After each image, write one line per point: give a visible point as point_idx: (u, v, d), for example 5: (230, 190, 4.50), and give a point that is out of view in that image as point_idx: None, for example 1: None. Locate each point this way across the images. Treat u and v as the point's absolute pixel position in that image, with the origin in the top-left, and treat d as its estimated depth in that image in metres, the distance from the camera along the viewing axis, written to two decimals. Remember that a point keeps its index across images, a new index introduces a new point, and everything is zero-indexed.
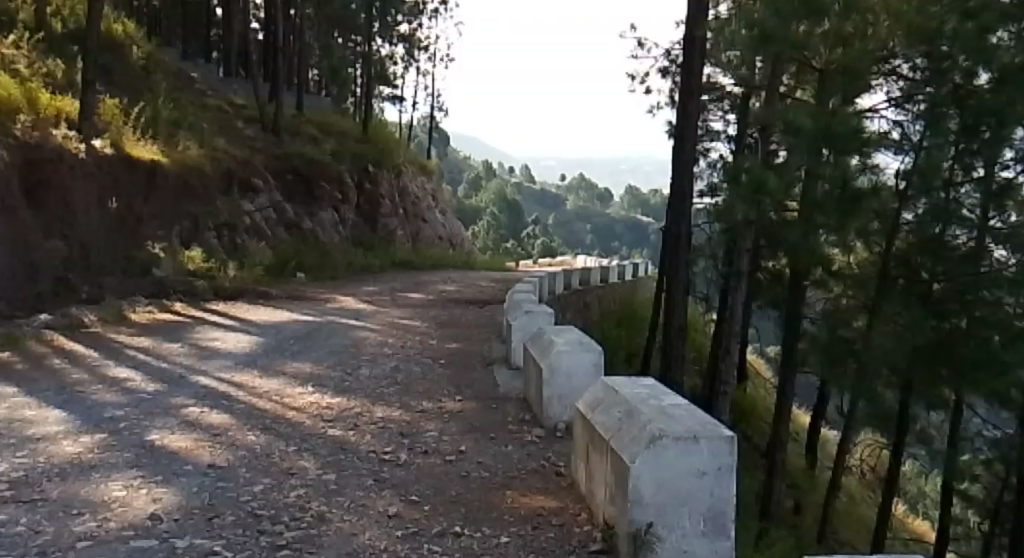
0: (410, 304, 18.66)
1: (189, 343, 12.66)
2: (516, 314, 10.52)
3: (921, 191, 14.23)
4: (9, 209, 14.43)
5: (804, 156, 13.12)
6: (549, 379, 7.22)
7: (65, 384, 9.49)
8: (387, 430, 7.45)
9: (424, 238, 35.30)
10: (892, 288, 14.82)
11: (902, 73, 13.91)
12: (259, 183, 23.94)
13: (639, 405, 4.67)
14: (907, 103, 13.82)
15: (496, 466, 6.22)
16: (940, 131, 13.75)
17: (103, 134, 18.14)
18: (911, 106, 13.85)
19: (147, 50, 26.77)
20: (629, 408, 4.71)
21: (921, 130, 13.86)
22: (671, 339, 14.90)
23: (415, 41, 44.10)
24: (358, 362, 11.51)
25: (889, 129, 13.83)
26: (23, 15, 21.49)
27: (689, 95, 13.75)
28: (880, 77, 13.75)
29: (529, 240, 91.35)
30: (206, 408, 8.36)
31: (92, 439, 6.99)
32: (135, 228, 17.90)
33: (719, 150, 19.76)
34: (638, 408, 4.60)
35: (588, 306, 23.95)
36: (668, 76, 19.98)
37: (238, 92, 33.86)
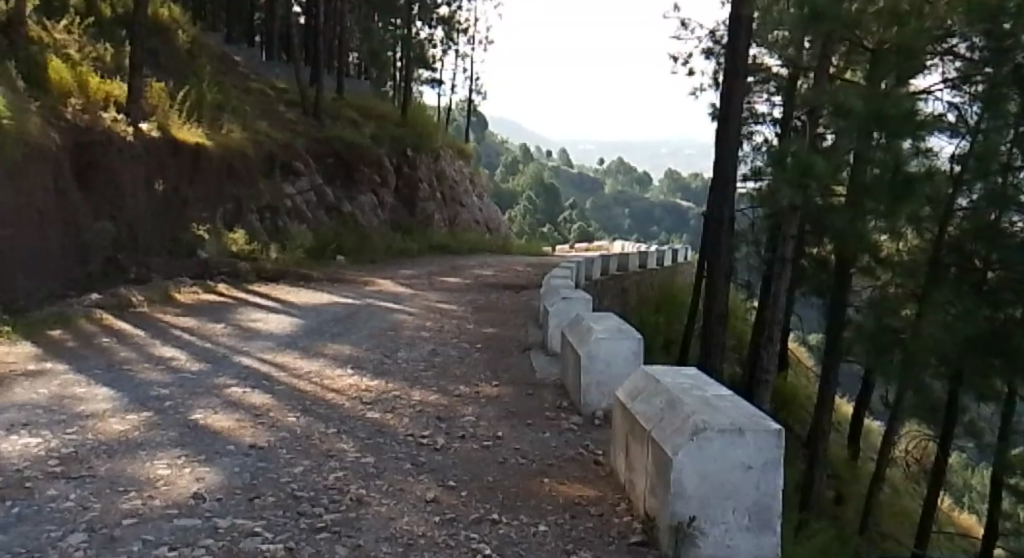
0: (448, 288, 18.72)
1: (231, 324, 12.82)
2: (554, 299, 10.48)
3: (978, 175, 13.71)
4: (64, 191, 14.64)
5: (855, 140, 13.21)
6: (588, 367, 7.20)
7: (112, 362, 9.66)
8: (425, 413, 7.49)
9: (462, 222, 35.37)
10: (944, 276, 14.75)
11: (960, 53, 13.70)
12: (300, 166, 24.10)
13: (682, 395, 4.65)
14: (964, 84, 13.76)
15: (534, 453, 6.22)
16: (1000, 113, 13.36)
17: (150, 117, 18.37)
18: (968, 87, 13.77)
19: (191, 33, 27.05)
20: (671, 399, 4.68)
21: (978, 113, 13.72)
22: (711, 327, 14.80)
23: (454, 24, 44.05)
24: (396, 345, 11.57)
25: (944, 112, 13.73)
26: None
27: (734, 78, 13.69)
28: (936, 57, 13.63)
29: (566, 225, 91.11)
30: (248, 388, 8.47)
31: (137, 417, 7.11)
32: (181, 210, 18.13)
33: (764, 134, 19.58)
34: (680, 399, 4.58)
35: (626, 292, 23.87)
36: (712, 57, 19.80)
37: (280, 76, 34.13)
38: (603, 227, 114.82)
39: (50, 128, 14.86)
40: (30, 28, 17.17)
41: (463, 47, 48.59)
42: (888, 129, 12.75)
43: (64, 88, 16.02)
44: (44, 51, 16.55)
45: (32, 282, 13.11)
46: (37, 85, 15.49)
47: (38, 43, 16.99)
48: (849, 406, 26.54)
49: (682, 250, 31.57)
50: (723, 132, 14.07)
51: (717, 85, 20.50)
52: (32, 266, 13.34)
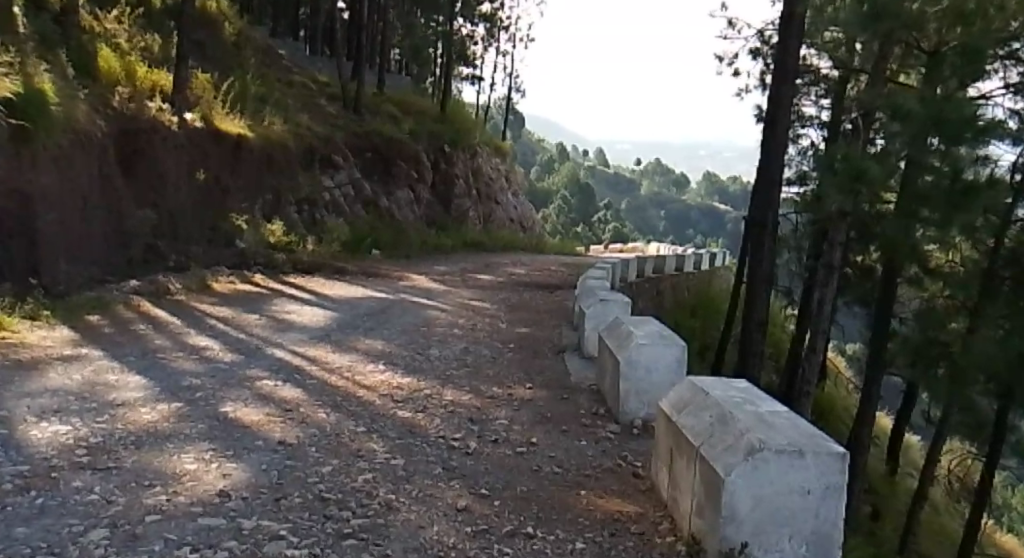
0: (481, 285, 18.57)
1: (266, 315, 12.76)
2: (590, 300, 10.24)
3: None
4: (109, 178, 14.66)
5: (909, 145, 12.73)
6: (627, 374, 6.99)
7: (146, 350, 9.60)
8: (457, 414, 7.32)
9: (497, 219, 35.22)
10: (999, 291, 14.61)
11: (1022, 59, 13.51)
12: (340, 160, 24.04)
13: (733, 410, 4.52)
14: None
15: (570, 462, 6.04)
16: None
17: (194, 107, 18.38)
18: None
19: (237, 25, 27.15)
20: (721, 412, 4.55)
21: None
22: (750, 334, 14.50)
23: (496, 21, 43.82)
24: (428, 342, 11.41)
25: (1007, 119, 13.34)
26: None
27: (784, 79, 13.44)
28: (998, 61, 13.35)
29: (601, 225, 90.57)
30: (279, 381, 8.36)
31: (167, 407, 6.99)
32: (221, 199, 18.12)
33: (810, 138, 19.22)
34: (732, 414, 4.45)
35: (662, 295, 23.57)
36: (760, 57, 19.46)
37: (322, 70, 34.15)
38: (638, 228, 114.16)
39: (97, 115, 14.87)
40: (81, 15, 17.26)
41: (504, 44, 48.38)
42: (946, 134, 12.25)
43: (112, 76, 16.09)
44: (93, 39, 16.60)
45: (75, 268, 13.13)
46: (85, 72, 15.52)
47: (87, 30, 17.07)
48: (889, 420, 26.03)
49: (719, 254, 31.14)
50: (770, 136, 13.76)
51: (764, 87, 20.16)
52: (76, 251, 13.36)
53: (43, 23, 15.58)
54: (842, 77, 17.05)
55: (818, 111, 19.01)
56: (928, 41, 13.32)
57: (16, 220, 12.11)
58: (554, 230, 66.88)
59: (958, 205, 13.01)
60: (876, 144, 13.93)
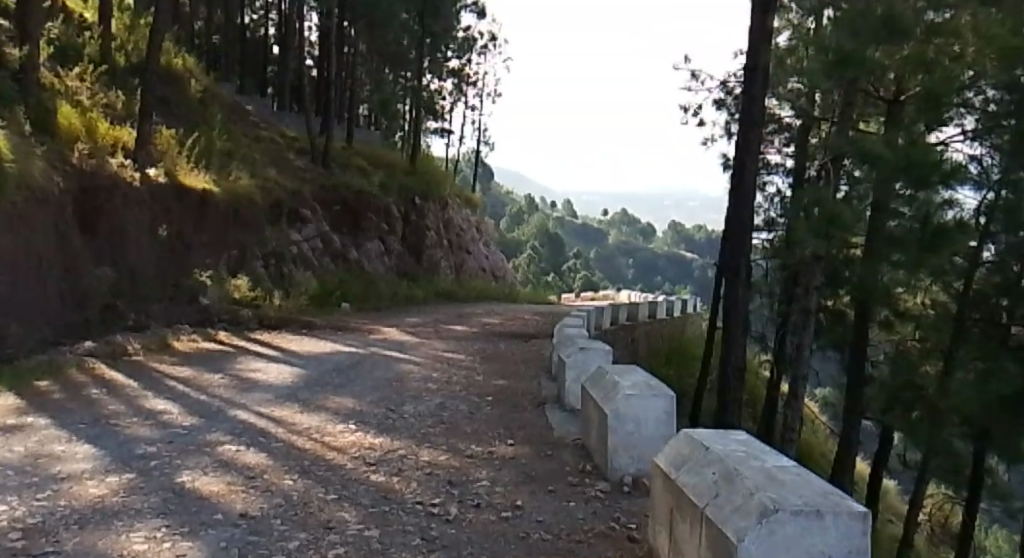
0: (454, 337, 18.09)
1: (230, 374, 12.18)
2: (572, 350, 9.78)
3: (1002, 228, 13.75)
4: (66, 236, 14.11)
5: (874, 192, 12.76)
6: (615, 427, 6.56)
7: (99, 416, 9.01)
8: (435, 476, 6.82)
9: (468, 270, 34.86)
10: (969, 334, 14.77)
11: (976, 106, 13.17)
12: (307, 214, 23.56)
13: (740, 468, 3.99)
14: (985, 136, 13.33)
15: (559, 527, 5.54)
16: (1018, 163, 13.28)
17: (157, 163, 17.91)
18: (989, 138, 13.37)
19: (202, 82, 26.79)
20: (728, 471, 4.02)
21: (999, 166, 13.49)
22: (730, 379, 14.14)
23: (463, 74, 43.85)
24: (402, 398, 10.88)
25: (968, 164, 13.21)
26: (88, 47, 21.38)
27: (753, 125, 13.29)
28: (955, 110, 13.09)
29: (571, 274, 90.56)
30: (243, 446, 7.81)
31: (118, 480, 6.44)
32: (184, 255, 17.55)
33: (777, 185, 19.00)
34: (740, 472, 3.91)
35: (637, 342, 23.20)
36: (723, 107, 19.38)
37: (289, 125, 33.81)
38: (607, 276, 114.38)
39: (55, 172, 14.38)
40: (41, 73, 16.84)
41: (472, 98, 48.48)
42: (914, 178, 12.18)
43: (72, 132, 15.61)
44: (53, 95, 16.17)
45: (29, 330, 12.49)
46: (45, 128, 15.06)
47: (47, 87, 16.63)
48: (868, 466, 25.71)
49: (693, 300, 30.93)
50: (741, 182, 13.54)
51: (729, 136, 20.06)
52: (30, 312, 12.73)
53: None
54: (806, 124, 16.94)
55: (782, 159, 18.83)
56: (888, 89, 13.38)
57: None
58: (524, 279, 66.72)
59: (931, 248, 12.92)
60: (842, 189, 13.53)
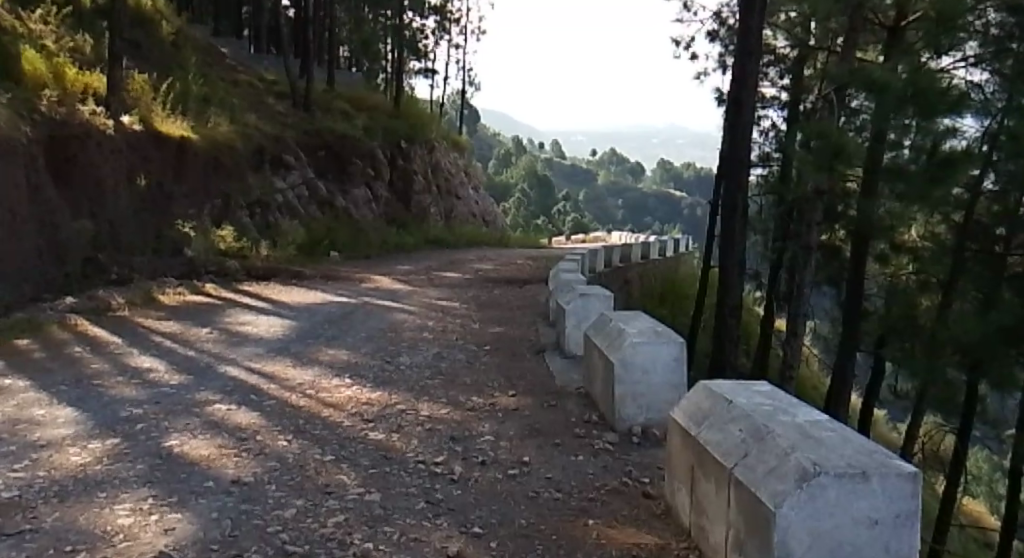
0: (447, 283, 17.76)
1: (218, 328, 11.88)
2: (570, 296, 9.45)
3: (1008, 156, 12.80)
4: (38, 187, 13.64)
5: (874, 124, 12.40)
6: (622, 377, 6.22)
7: (81, 376, 8.72)
8: (436, 433, 6.53)
9: (458, 214, 34.42)
10: (966, 264, 14.41)
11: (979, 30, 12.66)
12: (291, 160, 23.04)
13: (770, 423, 3.71)
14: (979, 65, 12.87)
15: (570, 484, 5.26)
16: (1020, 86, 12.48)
17: (132, 109, 17.34)
18: (983, 67, 12.89)
19: (176, 26, 25.98)
20: (755, 427, 3.74)
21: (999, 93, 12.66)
22: (726, 318, 13.89)
23: (446, 13, 42.79)
24: (397, 349, 10.60)
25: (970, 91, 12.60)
26: None
27: (750, 55, 12.80)
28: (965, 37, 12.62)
29: (561, 216, 90.05)
30: (234, 405, 7.52)
31: (101, 446, 6.22)
32: (165, 206, 17.11)
33: (771, 119, 18.63)
34: (770, 429, 3.64)
35: (630, 284, 22.94)
36: (717, 40, 18.87)
37: (269, 69, 32.97)
38: (597, 217, 113.83)
39: (22, 120, 13.80)
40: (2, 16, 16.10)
41: (455, 36, 47.34)
42: (925, 106, 11.79)
43: (38, 78, 14.94)
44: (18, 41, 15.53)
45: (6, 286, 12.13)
46: (8, 75, 14.40)
47: (10, 32, 15.96)
48: (857, 399, 25.78)
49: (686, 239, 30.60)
50: (738, 114, 13.04)
51: (723, 69, 19.60)
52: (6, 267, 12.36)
53: None
54: (801, 56, 16.47)
55: (777, 92, 18.39)
56: (889, 16, 13.01)
57: None
58: (513, 223, 66.22)
59: (935, 179, 12.50)
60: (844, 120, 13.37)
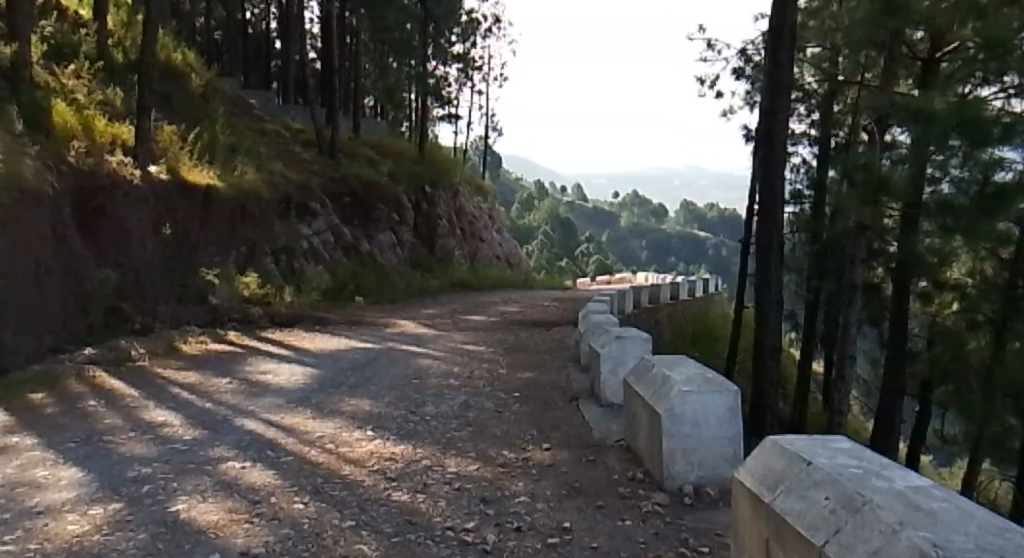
0: (473, 328, 17.21)
1: (238, 377, 11.39)
2: (606, 340, 8.87)
3: None
4: (64, 238, 13.32)
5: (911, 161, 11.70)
6: (671, 430, 5.64)
7: (91, 432, 8.22)
8: (466, 493, 5.97)
9: (483, 257, 34.00)
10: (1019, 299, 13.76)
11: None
12: (316, 206, 22.74)
13: (866, 490, 3.11)
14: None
15: (618, 555, 4.68)
16: None
17: (160, 159, 17.15)
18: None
19: (203, 76, 25.97)
20: (847, 496, 3.14)
21: None
22: (766, 361, 13.23)
23: (470, 58, 42.78)
24: (422, 397, 10.04)
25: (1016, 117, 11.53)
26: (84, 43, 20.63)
27: (782, 91, 12.27)
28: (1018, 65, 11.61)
29: (585, 258, 89.51)
30: (248, 462, 6.98)
31: (103, 512, 5.68)
32: (190, 254, 16.78)
33: (802, 155, 18.26)
34: (869, 502, 3.02)
35: (661, 324, 22.30)
36: (742, 78, 18.45)
37: (294, 117, 32.93)
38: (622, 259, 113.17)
39: (49, 171, 13.53)
40: (33, 69, 16.00)
41: (479, 81, 47.19)
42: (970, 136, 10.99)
43: (68, 131, 14.81)
44: (48, 93, 15.38)
45: (27, 337, 11.75)
46: (38, 127, 14.19)
47: (40, 85, 15.84)
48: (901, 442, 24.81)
49: (716, 279, 29.93)
50: (770, 151, 12.49)
51: (751, 106, 19.23)
52: (28, 318, 12.00)
53: None
54: (832, 91, 15.99)
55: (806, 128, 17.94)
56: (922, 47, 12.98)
57: None
58: (538, 266, 65.74)
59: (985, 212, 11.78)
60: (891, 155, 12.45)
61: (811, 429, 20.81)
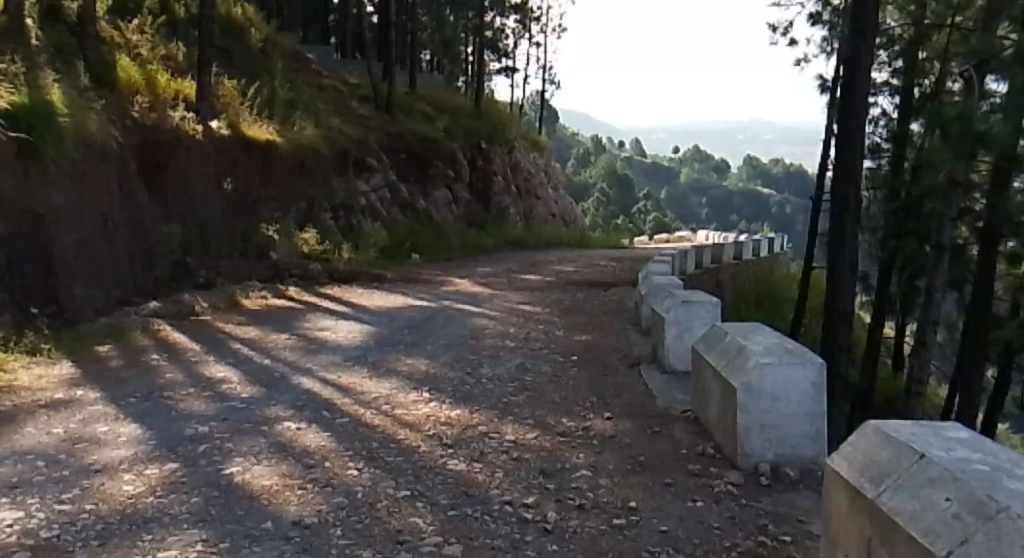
0: (530, 287, 16.96)
1: (295, 333, 11.30)
2: (670, 304, 8.54)
3: None
4: (129, 193, 13.35)
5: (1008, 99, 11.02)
6: (747, 405, 5.43)
7: (151, 387, 8.15)
8: (525, 464, 5.74)
9: (538, 215, 33.64)
10: None
11: None
12: (374, 162, 22.60)
13: (997, 496, 3.13)
14: None
15: (688, 542, 4.48)
16: None
17: (220, 115, 17.08)
18: None
19: (262, 31, 25.82)
20: (975, 500, 3.17)
21: None
22: (837, 328, 12.75)
23: (527, 11, 41.90)
24: (478, 359, 9.83)
25: None
26: None
27: (862, 41, 11.61)
28: None
29: (641, 216, 88.34)
30: (304, 424, 6.82)
31: (158, 472, 5.55)
32: (251, 209, 16.74)
33: (882, 106, 17.89)
34: (1004, 509, 3.05)
35: (721, 286, 21.80)
36: (819, 24, 17.68)
37: (352, 72, 32.70)
38: (679, 218, 111.57)
39: (114, 126, 13.50)
40: (98, 25, 16.01)
41: (537, 35, 46.34)
42: None
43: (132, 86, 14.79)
44: (111, 48, 15.34)
45: (97, 290, 11.79)
46: (103, 81, 14.15)
47: (104, 40, 15.83)
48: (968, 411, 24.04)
49: (778, 241, 29.17)
50: (848, 106, 11.89)
51: (827, 55, 18.61)
52: (97, 271, 12.05)
53: (57, 32, 14.36)
54: (916, 40, 15.27)
55: (887, 77, 17.51)
56: None
57: (32, 244, 10.80)
58: (593, 223, 64.97)
59: None
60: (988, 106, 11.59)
61: (877, 397, 20.24)
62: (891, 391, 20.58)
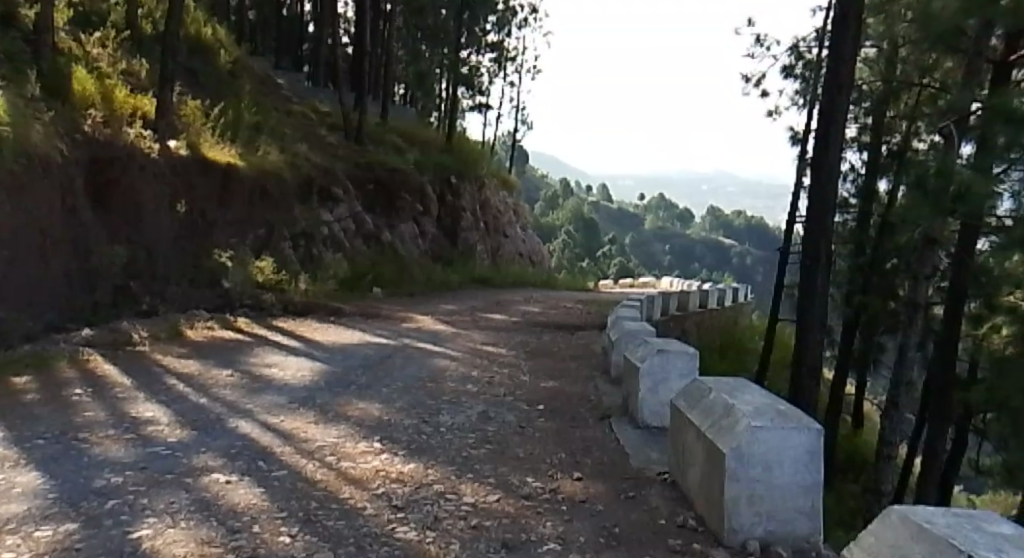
0: (494, 327, 16.28)
1: (240, 369, 10.48)
2: (646, 352, 7.87)
3: None
4: (74, 210, 12.50)
5: (982, 153, 10.63)
6: (736, 474, 4.75)
7: (68, 426, 7.30)
8: (485, 533, 5.01)
9: (505, 254, 33.06)
10: None
11: None
12: (339, 193, 21.85)
13: None
14: None
15: None
16: None
17: (180, 134, 16.30)
18: None
19: (232, 55, 25.12)
20: None
21: None
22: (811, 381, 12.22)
23: (504, 51, 41.60)
24: (436, 404, 9.08)
25: None
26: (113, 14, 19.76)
27: (843, 89, 11.20)
28: None
29: (607, 260, 88.26)
30: (235, 476, 6.03)
31: (51, 535, 4.74)
32: (206, 233, 15.92)
33: (851, 161, 17.36)
34: None
35: (688, 333, 21.27)
36: (791, 77, 17.38)
37: (323, 102, 32.04)
38: (644, 263, 111.79)
39: (61, 139, 12.66)
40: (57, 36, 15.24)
41: (512, 75, 46.07)
42: None
43: (87, 99, 14.01)
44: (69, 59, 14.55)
45: (25, 313, 10.88)
46: (54, 93, 13.33)
47: (62, 51, 15.04)
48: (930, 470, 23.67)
49: (745, 290, 28.80)
50: (825, 156, 11.48)
51: (799, 107, 18.30)
52: (30, 293, 11.17)
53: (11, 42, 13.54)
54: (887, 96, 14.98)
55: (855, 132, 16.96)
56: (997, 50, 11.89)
57: None
58: (561, 265, 64.59)
59: None
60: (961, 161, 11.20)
61: (844, 452, 19.73)
62: (857, 447, 20.10)
